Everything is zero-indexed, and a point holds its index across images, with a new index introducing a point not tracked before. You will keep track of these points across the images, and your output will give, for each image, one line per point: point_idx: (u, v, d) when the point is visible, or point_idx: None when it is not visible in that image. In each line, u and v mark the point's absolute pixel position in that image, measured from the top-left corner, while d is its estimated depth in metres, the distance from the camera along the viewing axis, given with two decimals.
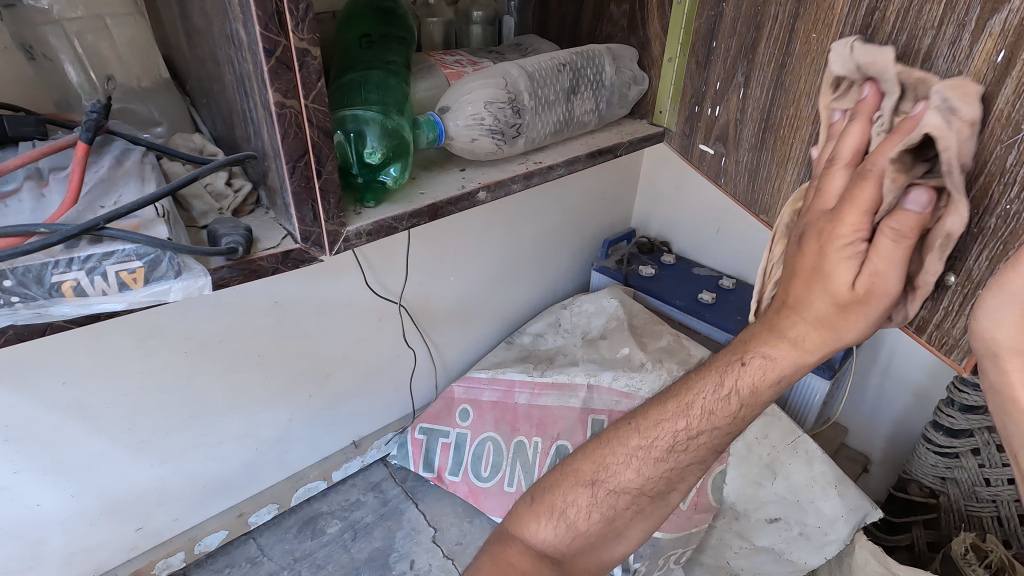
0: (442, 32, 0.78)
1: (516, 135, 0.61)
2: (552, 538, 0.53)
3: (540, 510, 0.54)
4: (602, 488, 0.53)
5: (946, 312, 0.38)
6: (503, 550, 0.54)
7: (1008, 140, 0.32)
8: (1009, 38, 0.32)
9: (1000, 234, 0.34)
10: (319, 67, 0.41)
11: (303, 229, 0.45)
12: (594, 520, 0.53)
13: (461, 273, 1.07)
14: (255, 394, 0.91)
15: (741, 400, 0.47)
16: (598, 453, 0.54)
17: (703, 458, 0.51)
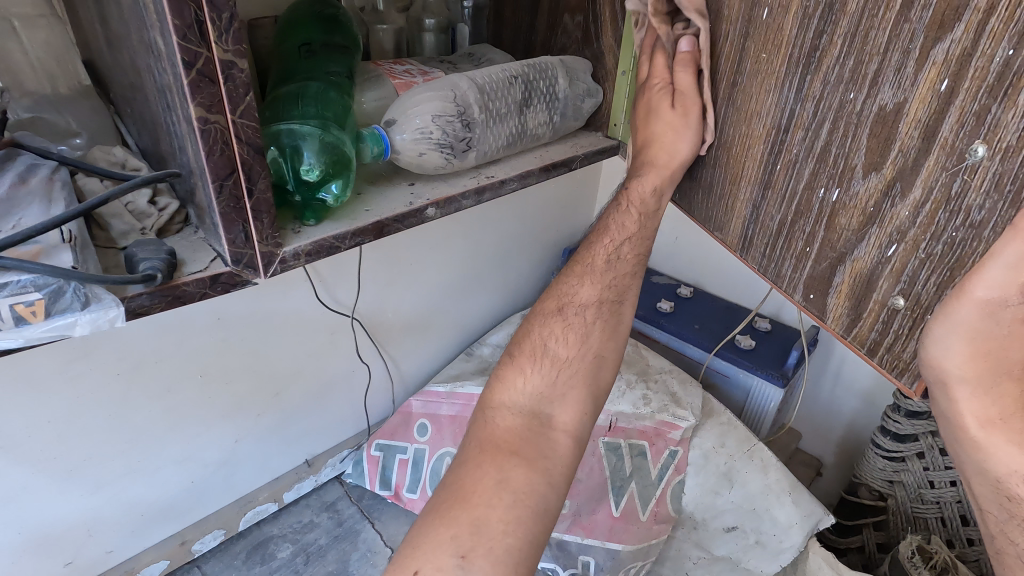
0: (393, 41, 0.75)
1: (466, 149, 0.59)
2: (538, 378, 0.58)
3: (523, 359, 0.60)
4: (569, 311, 0.61)
5: (895, 336, 0.38)
6: (494, 412, 0.58)
7: (952, 167, 0.33)
8: (952, 67, 0.32)
9: (946, 261, 0.34)
10: (246, 80, 0.38)
11: (233, 251, 0.42)
12: (570, 346, 0.59)
13: (417, 284, 1.04)
14: (198, 416, 0.86)
15: (639, 208, 0.58)
16: (552, 295, 0.63)
17: (636, 271, 0.61)
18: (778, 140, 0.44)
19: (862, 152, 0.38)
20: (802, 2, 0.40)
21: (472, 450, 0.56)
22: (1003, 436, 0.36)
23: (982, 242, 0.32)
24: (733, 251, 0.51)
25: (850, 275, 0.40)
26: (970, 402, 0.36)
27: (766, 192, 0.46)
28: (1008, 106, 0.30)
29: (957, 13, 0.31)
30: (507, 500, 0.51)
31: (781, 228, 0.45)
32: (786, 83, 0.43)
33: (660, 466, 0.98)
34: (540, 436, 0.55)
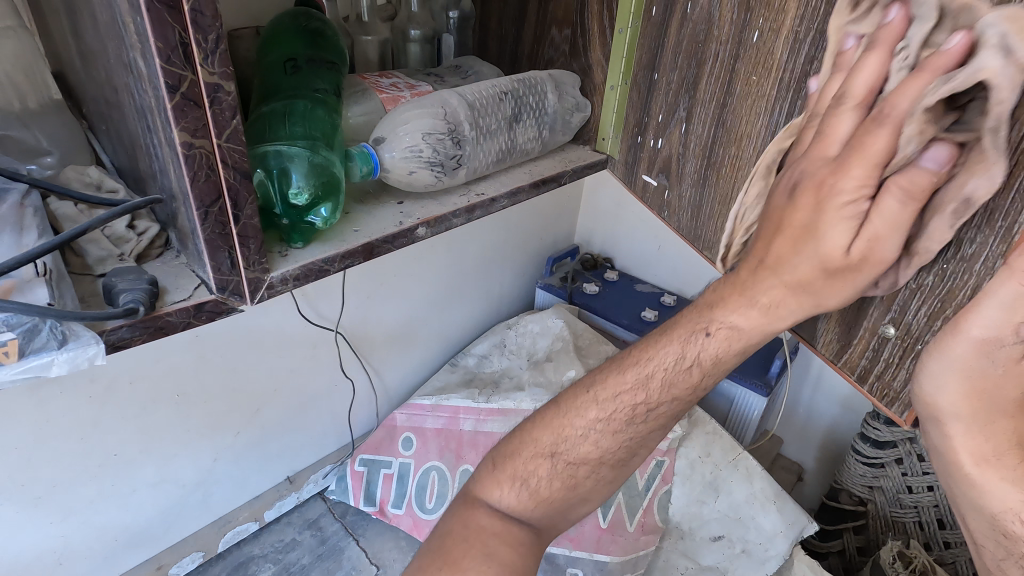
0: (378, 52, 0.74)
1: (457, 166, 0.58)
2: (519, 510, 0.52)
3: (502, 477, 0.52)
4: (565, 460, 0.51)
5: (885, 363, 0.38)
6: (462, 517, 0.52)
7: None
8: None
9: (938, 292, 0.34)
10: (234, 103, 0.36)
11: (218, 278, 0.41)
12: (558, 491, 0.51)
13: (402, 296, 1.03)
14: (175, 436, 0.83)
15: (701, 367, 0.45)
16: (556, 420, 0.52)
17: (658, 428, 0.50)
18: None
19: None
20: (793, 27, 0.40)
21: (450, 526, 0.52)
22: (996, 473, 0.37)
23: (976, 275, 0.32)
24: None
25: (841, 301, 0.40)
26: (965, 438, 0.37)
27: None
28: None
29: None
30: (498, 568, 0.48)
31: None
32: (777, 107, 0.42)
33: (646, 477, 0.98)
34: (521, 527, 0.51)
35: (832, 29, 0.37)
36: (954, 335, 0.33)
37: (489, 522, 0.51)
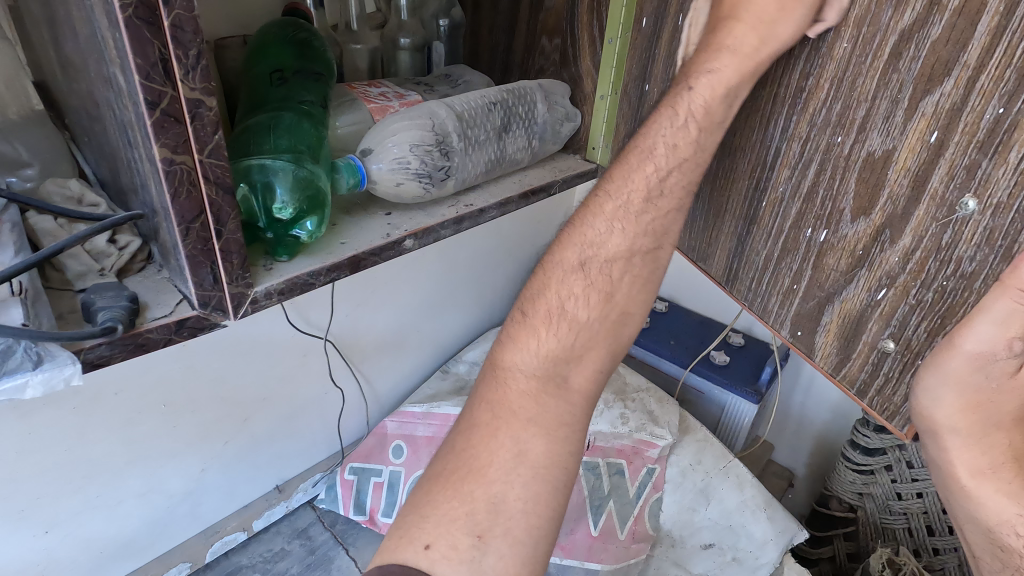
0: (368, 61, 0.73)
1: (446, 177, 0.58)
2: (552, 347, 0.46)
3: (534, 322, 0.47)
4: (593, 266, 0.45)
5: (885, 379, 0.37)
6: (497, 390, 0.47)
7: (942, 218, 0.32)
8: (943, 120, 0.31)
9: (938, 307, 0.33)
10: (215, 118, 0.36)
11: (200, 294, 0.40)
12: (593, 307, 0.46)
13: (392, 303, 1.02)
14: (162, 446, 0.83)
15: (698, 121, 0.42)
16: (574, 234, 0.47)
17: (681, 204, 0.45)
18: (763, 176, 0.43)
19: (848, 197, 0.37)
20: None
21: (480, 419, 0.46)
22: (992, 486, 0.36)
23: (974, 292, 0.31)
24: (718, 283, 0.50)
25: (839, 315, 0.39)
26: (962, 452, 0.36)
27: (750, 228, 0.45)
28: (999, 162, 0.29)
29: (946, 67, 0.31)
30: (527, 471, 0.44)
31: (766, 265, 0.44)
32: (771, 120, 0.42)
33: (637, 484, 0.98)
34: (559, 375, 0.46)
35: (828, 44, 0.37)
36: (948, 350, 0.32)
37: (525, 378, 0.46)
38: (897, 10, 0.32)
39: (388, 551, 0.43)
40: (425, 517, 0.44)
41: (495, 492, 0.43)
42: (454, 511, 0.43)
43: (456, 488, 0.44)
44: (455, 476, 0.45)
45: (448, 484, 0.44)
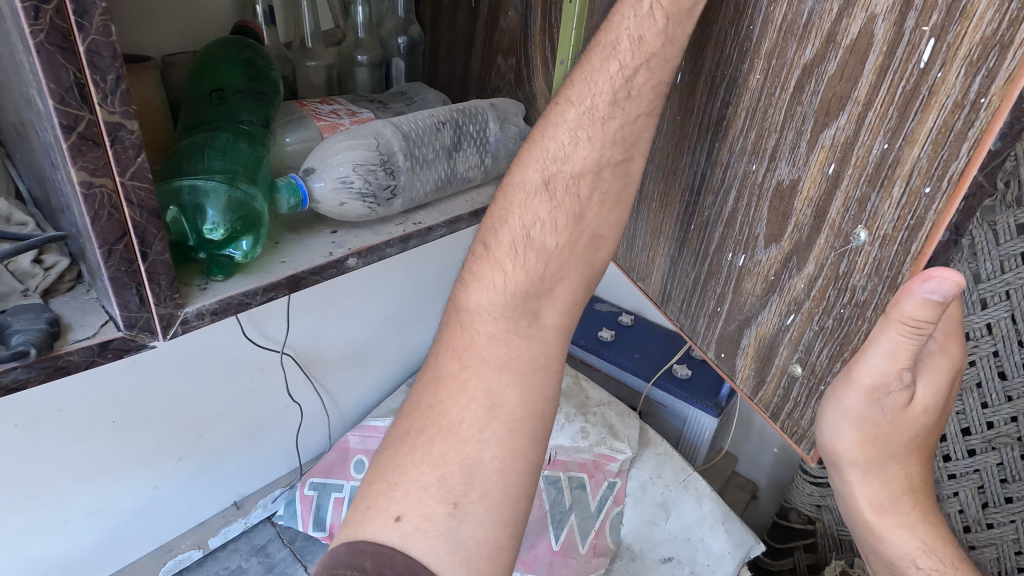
0: (324, 77, 0.73)
1: (392, 196, 0.58)
2: (520, 279, 0.46)
3: (500, 253, 0.47)
4: (557, 184, 0.44)
5: (793, 403, 0.38)
6: (462, 340, 0.48)
7: (839, 247, 0.33)
8: (838, 153, 0.33)
9: (836, 335, 0.35)
10: (137, 142, 0.36)
11: (125, 315, 0.40)
12: (560, 230, 0.45)
13: (354, 316, 1.02)
14: (111, 464, 0.81)
15: (666, 6, 0.39)
16: (537, 153, 0.45)
17: (650, 109, 0.42)
18: (691, 202, 0.45)
19: (763, 223, 0.38)
20: (712, 70, 0.41)
21: (447, 371, 0.48)
22: (892, 517, 0.43)
23: (867, 319, 0.33)
24: (655, 303, 0.51)
25: (755, 339, 0.40)
26: (861, 486, 0.43)
27: (682, 250, 0.46)
28: (884, 195, 0.31)
29: (841, 102, 0.32)
30: (502, 426, 0.45)
31: (694, 286, 0.45)
32: (697, 146, 0.43)
33: (599, 498, 0.99)
34: (525, 341, 0.47)
35: (742, 76, 0.38)
36: (848, 379, 0.34)
37: (490, 351, 0.47)
38: (799, 47, 0.34)
39: (355, 524, 0.44)
40: (394, 486, 0.44)
41: (468, 454, 0.44)
42: (423, 478, 0.44)
43: (425, 446, 0.45)
44: (422, 439, 0.46)
45: (416, 447, 0.45)
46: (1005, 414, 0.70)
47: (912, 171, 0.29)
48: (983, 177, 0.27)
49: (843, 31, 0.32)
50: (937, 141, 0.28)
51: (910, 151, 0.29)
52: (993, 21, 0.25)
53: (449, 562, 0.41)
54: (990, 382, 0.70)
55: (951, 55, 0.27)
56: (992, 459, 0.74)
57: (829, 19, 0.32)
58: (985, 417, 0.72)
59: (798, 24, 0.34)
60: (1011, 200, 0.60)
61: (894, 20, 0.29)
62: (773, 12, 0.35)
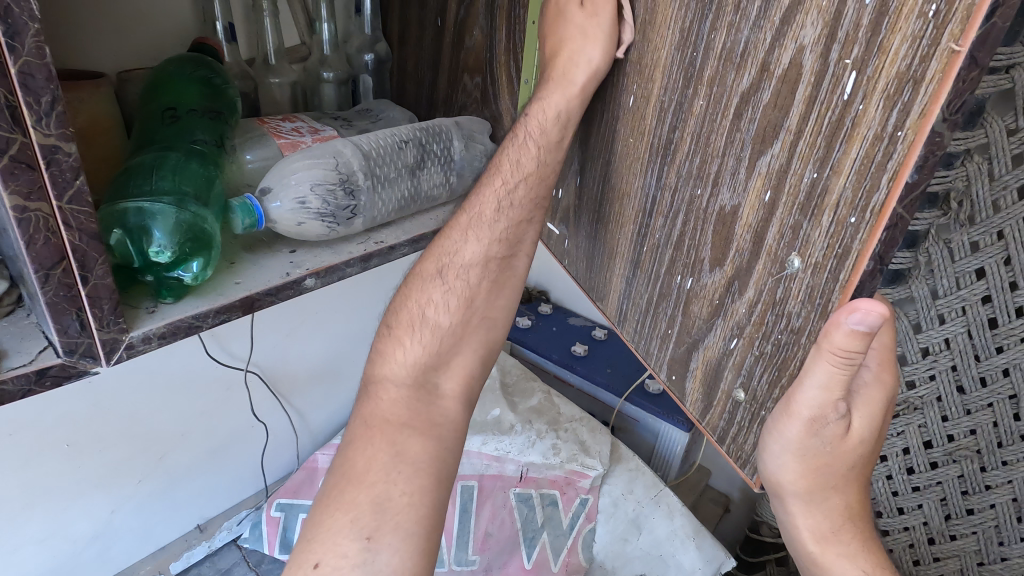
0: (289, 94, 0.73)
1: (352, 216, 0.57)
2: (419, 349, 0.56)
3: (403, 331, 0.57)
4: (447, 274, 0.56)
5: (738, 426, 0.39)
6: (369, 408, 0.56)
7: (776, 274, 0.34)
8: (773, 181, 0.33)
9: (775, 359, 0.35)
10: (76, 165, 0.35)
11: (64, 341, 0.39)
12: (450, 311, 0.56)
13: (322, 332, 1.00)
14: (65, 489, 0.78)
15: (535, 141, 0.52)
16: (438, 249, 0.57)
17: (524, 219, 0.56)
18: (643, 223, 0.46)
19: (707, 247, 0.39)
20: (660, 96, 0.42)
21: (355, 432, 0.56)
22: (835, 548, 0.49)
23: (802, 346, 0.33)
24: (611, 322, 0.53)
25: (702, 362, 0.41)
26: (806, 521, 0.49)
27: (635, 271, 0.48)
28: (815, 223, 0.31)
29: (774, 131, 0.33)
30: (407, 468, 0.52)
31: (648, 308, 0.47)
32: (649, 170, 0.44)
33: (571, 515, 0.98)
34: (424, 404, 0.56)
35: (687, 103, 0.40)
36: (786, 406, 0.36)
37: (391, 410, 0.55)
38: (737, 74, 0.35)
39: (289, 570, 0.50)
40: (313, 540, 0.50)
41: (377, 495, 0.51)
42: (341, 522, 0.50)
43: (342, 496, 0.52)
44: (339, 492, 0.52)
45: (336, 498, 0.52)
46: (965, 426, 0.71)
47: (839, 202, 0.29)
48: (902, 210, 0.27)
49: (776, 60, 0.32)
50: (860, 173, 0.28)
51: (837, 181, 0.29)
52: (908, 57, 0.26)
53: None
54: (949, 396, 0.70)
55: (871, 88, 0.27)
56: (953, 471, 0.75)
57: (763, 48, 0.33)
58: (946, 431, 0.73)
59: (735, 53, 0.35)
60: (965, 218, 0.61)
61: (820, 52, 0.30)
62: (713, 39, 0.37)
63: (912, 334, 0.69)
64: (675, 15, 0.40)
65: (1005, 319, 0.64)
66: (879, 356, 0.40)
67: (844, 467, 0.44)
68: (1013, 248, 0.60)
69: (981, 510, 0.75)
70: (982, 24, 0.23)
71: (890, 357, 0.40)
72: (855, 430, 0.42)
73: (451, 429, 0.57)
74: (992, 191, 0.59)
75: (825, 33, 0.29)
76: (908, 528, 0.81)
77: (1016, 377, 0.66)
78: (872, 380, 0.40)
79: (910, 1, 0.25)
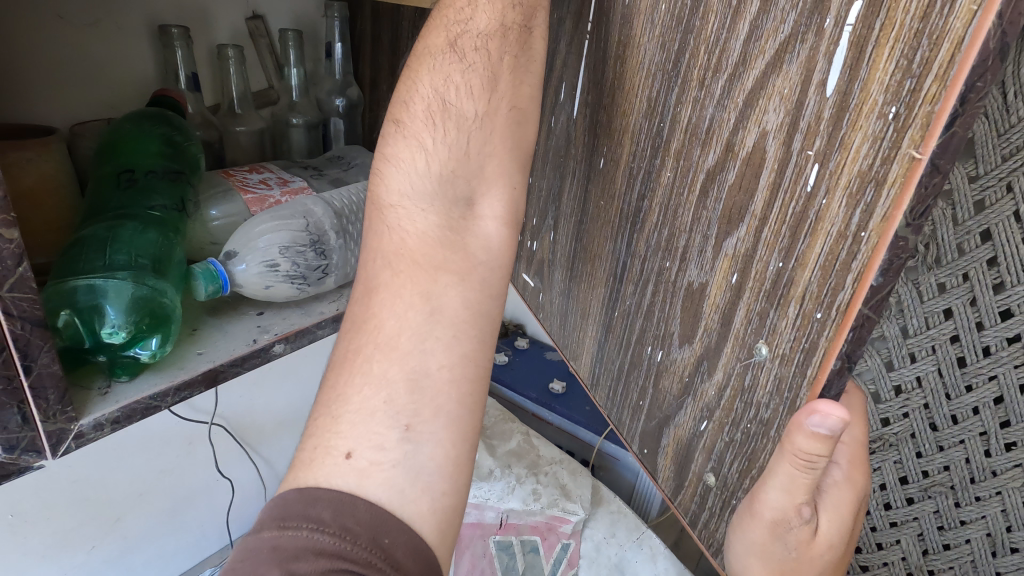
0: (255, 141, 0.70)
1: (323, 275, 0.55)
2: (442, 153, 0.40)
3: (411, 134, 0.41)
4: (464, 46, 0.41)
5: (709, 513, 0.38)
6: (388, 243, 0.40)
7: (743, 360, 0.33)
8: (739, 264, 0.33)
9: (744, 449, 0.34)
10: (18, 250, 0.32)
11: (3, 437, 0.35)
12: (477, 95, 0.40)
13: (291, 380, 0.96)
14: (10, 562, 0.73)
15: None
16: (438, 19, 0.42)
17: None
18: (615, 288, 0.45)
19: (677, 321, 0.39)
20: (628, 162, 0.41)
21: (380, 280, 0.39)
22: None
23: (770, 440, 0.33)
24: (586, 383, 0.53)
25: (673, 440, 0.40)
26: None
27: (608, 335, 0.47)
28: (781, 313, 0.30)
29: (739, 214, 0.32)
30: (446, 331, 0.37)
31: (620, 374, 0.46)
32: (619, 236, 0.44)
33: (552, 561, 0.95)
34: (464, 230, 0.40)
35: (655, 171, 0.39)
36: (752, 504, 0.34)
37: (423, 249, 0.39)
38: (703, 151, 0.34)
39: (303, 466, 0.35)
40: (338, 419, 0.35)
41: (413, 367, 0.36)
42: (368, 404, 0.35)
43: (364, 365, 0.36)
44: (361, 357, 0.37)
45: (356, 369, 0.37)
46: (938, 463, 0.71)
47: (804, 295, 0.29)
48: (868, 311, 0.26)
49: (740, 142, 0.32)
50: (825, 268, 0.27)
51: (802, 273, 0.29)
52: (869, 156, 0.25)
53: (412, 495, 0.33)
54: (922, 433, 0.71)
55: (834, 183, 0.27)
56: (928, 507, 0.75)
57: (727, 128, 0.33)
58: (919, 467, 0.73)
59: (701, 129, 0.34)
60: (930, 260, 0.62)
61: (783, 139, 0.29)
62: (679, 113, 0.36)
63: (885, 371, 0.70)
64: (642, 84, 0.39)
65: (973, 358, 0.64)
66: (849, 454, 0.42)
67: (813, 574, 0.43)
68: (978, 289, 0.60)
69: (957, 546, 0.74)
70: (943, 132, 0.22)
71: (860, 458, 0.42)
72: (823, 535, 0.41)
73: (496, 265, 0.40)
74: (953, 234, 0.60)
75: (787, 122, 0.29)
76: (886, 565, 0.81)
77: (985, 414, 0.66)
78: (843, 480, 0.42)
79: (869, 100, 0.25)
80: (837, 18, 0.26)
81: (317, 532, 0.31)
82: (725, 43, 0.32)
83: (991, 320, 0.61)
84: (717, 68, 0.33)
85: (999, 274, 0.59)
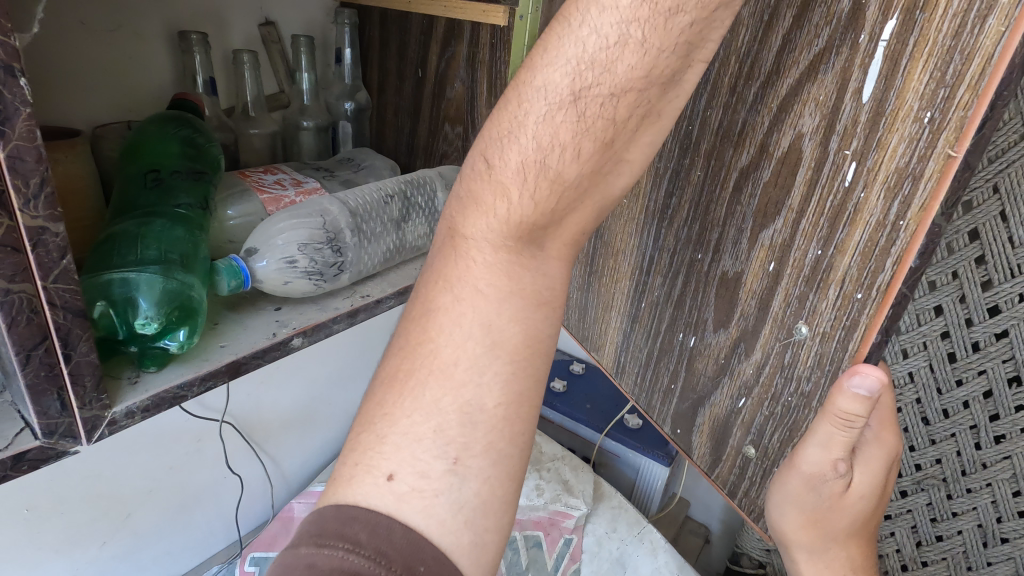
0: (267, 144, 0.72)
1: (338, 272, 0.57)
2: (527, 213, 0.35)
3: (500, 181, 0.35)
4: (588, 100, 0.32)
5: (750, 481, 0.41)
6: (450, 282, 0.37)
7: (784, 339, 0.36)
8: (777, 253, 0.35)
9: (786, 420, 0.37)
10: (63, 244, 0.34)
11: (44, 422, 0.37)
12: (584, 159, 0.33)
13: (299, 378, 0.98)
14: (25, 556, 0.74)
15: None
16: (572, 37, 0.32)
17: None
18: (641, 280, 0.47)
19: (711, 308, 0.41)
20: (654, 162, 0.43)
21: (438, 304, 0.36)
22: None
23: (812, 409, 0.35)
24: (608, 372, 0.54)
25: (709, 417, 0.43)
26: (808, 564, 0.47)
27: (633, 325, 0.49)
28: (821, 295, 0.33)
29: (775, 208, 0.35)
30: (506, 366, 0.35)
31: (648, 362, 0.48)
32: (646, 231, 0.46)
33: (555, 556, 0.96)
34: (530, 276, 0.36)
35: (684, 172, 0.41)
36: None
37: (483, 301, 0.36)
38: (736, 151, 0.37)
39: (343, 481, 0.33)
40: (384, 438, 0.33)
41: (468, 400, 0.34)
42: (416, 429, 0.33)
43: (417, 390, 0.34)
44: (413, 379, 0.35)
45: (405, 391, 0.35)
46: (931, 456, 0.74)
47: (844, 278, 0.31)
48: (905, 289, 0.29)
49: (775, 143, 0.34)
50: (865, 254, 0.30)
51: (841, 259, 0.31)
52: (906, 154, 0.28)
53: (452, 526, 0.32)
54: (915, 427, 0.73)
55: (871, 178, 0.29)
56: (922, 500, 0.77)
57: (761, 131, 0.35)
58: (913, 460, 0.75)
59: (733, 132, 0.37)
60: None
61: (819, 141, 0.32)
62: (709, 116, 0.38)
63: None
64: None
65: (963, 353, 0.66)
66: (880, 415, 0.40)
67: (846, 522, 0.44)
68: (967, 287, 0.63)
69: (949, 537, 0.76)
70: (976, 133, 0.25)
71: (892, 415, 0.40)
72: (855, 487, 0.42)
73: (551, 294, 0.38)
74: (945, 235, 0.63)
75: (823, 124, 0.31)
76: (882, 558, 0.82)
77: (975, 408, 0.68)
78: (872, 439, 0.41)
79: (904, 105, 0.27)
80: (872, 33, 0.28)
81: (351, 553, 0.29)
82: (756, 54, 0.34)
83: (980, 316, 0.64)
84: (749, 76, 0.35)
85: (987, 272, 0.62)
